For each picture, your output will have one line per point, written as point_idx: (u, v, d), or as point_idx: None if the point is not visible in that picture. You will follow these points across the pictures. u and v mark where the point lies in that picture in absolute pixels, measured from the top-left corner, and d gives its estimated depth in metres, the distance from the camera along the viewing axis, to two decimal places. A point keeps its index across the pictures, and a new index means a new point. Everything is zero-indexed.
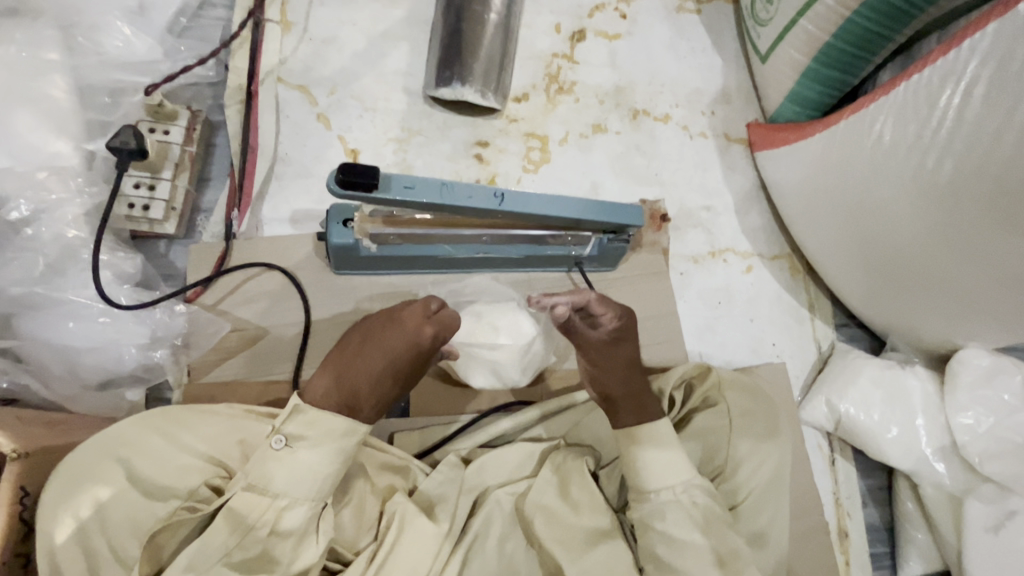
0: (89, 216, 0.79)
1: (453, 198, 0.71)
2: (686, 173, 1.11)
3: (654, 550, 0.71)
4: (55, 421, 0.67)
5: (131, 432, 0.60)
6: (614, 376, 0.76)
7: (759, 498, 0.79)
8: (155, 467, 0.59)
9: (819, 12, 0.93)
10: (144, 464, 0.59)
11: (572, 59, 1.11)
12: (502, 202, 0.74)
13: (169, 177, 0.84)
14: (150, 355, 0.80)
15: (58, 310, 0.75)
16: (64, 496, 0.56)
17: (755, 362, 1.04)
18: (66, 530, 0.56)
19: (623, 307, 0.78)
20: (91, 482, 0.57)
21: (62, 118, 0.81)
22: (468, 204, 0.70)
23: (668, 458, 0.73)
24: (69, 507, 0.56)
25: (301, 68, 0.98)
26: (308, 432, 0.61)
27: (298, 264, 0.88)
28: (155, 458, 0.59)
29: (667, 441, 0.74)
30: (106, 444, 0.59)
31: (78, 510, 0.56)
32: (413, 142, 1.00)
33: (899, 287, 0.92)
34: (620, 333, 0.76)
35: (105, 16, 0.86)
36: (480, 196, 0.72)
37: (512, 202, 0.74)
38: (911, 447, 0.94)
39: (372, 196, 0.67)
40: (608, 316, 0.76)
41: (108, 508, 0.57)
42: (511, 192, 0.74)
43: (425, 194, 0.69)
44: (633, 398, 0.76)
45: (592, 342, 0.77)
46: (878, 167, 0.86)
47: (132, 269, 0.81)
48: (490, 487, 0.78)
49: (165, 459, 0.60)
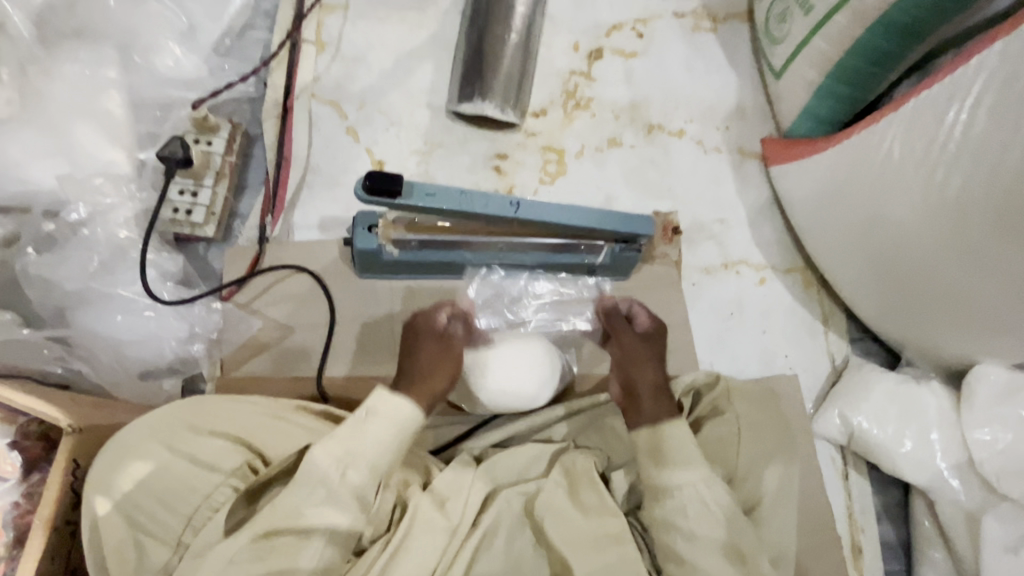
0: (139, 219, 0.86)
1: (470, 206, 0.75)
2: (700, 187, 1.13)
3: (672, 546, 0.73)
4: (101, 405, 0.72)
5: (182, 414, 0.66)
6: (638, 361, 0.82)
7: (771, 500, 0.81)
8: (182, 460, 0.64)
9: (832, 30, 0.96)
10: (193, 445, 0.64)
11: (589, 76, 1.16)
12: (517, 210, 0.78)
13: (210, 184, 0.91)
14: (188, 349, 0.85)
15: (107, 304, 0.81)
16: (111, 471, 0.61)
17: (766, 373, 1.05)
18: (113, 502, 0.61)
19: (658, 318, 0.88)
20: (126, 464, 0.62)
21: (116, 128, 0.88)
22: (485, 211, 0.75)
23: (671, 460, 0.75)
24: (107, 486, 0.61)
25: (332, 85, 1.04)
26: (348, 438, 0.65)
27: (325, 268, 0.94)
28: (202, 439, 0.65)
29: (684, 444, 0.76)
30: (158, 426, 0.64)
31: (113, 490, 0.61)
32: (435, 154, 1.05)
33: (912, 300, 0.93)
34: (653, 333, 0.86)
35: (159, 37, 0.94)
36: (497, 205, 0.77)
37: (527, 210, 0.79)
38: (925, 463, 0.93)
39: (396, 203, 0.71)
40: (642, 319, 0.87)
41: (155, 485, 0.62)
42: (527, 201, 0.79)
43: (445, 202, 0.74)
44: (656, 390, 0.80)
45: (624, 331, 0.86)
46: (889, 181, 0.87)
47: (174, 268, 0.87)
48: (501, 486, 0.82)
49: (191, 453, 0.64)
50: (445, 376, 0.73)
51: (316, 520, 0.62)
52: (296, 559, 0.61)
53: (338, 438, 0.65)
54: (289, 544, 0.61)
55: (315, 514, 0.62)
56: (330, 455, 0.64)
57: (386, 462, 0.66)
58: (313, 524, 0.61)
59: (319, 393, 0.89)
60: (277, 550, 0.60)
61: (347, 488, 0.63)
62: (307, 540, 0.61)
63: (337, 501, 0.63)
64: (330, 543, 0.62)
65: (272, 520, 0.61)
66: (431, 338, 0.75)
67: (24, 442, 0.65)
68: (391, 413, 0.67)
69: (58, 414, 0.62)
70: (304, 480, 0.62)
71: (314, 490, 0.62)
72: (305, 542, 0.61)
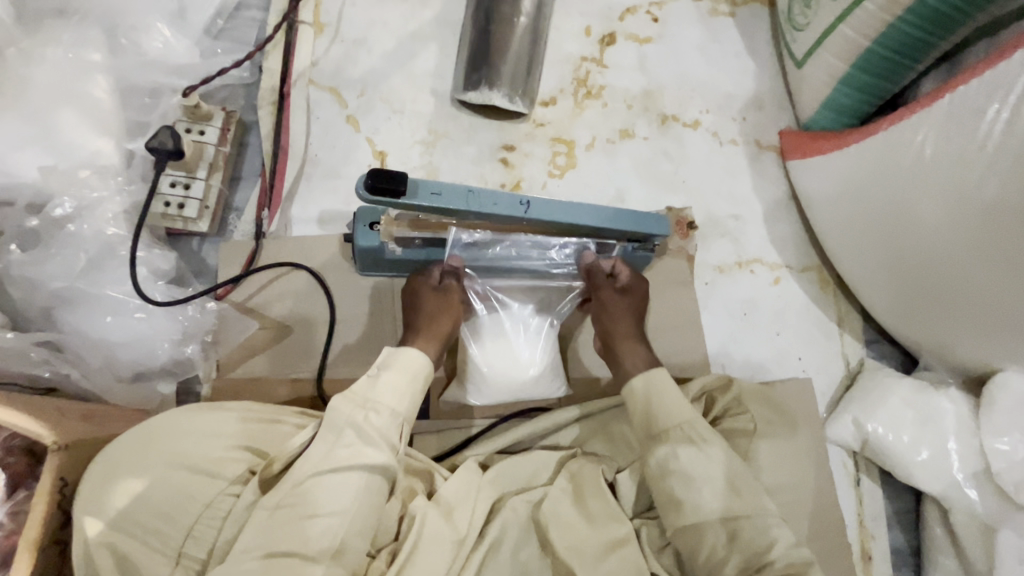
0: (128, 214, 0.81)
1: (479, 205, 0.71)
2: (715, 181, 1.09)
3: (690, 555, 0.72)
4: (90, 413, 0.68)
5: (178, 423, 0.64)
6: (616, 317, 0.86)
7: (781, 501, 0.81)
8: (175, 472, 0.61)
9: (861, 17, 0.90)
10: (189, 456, 0.62)
11: (601, 62, 1.10)
12: (527, 210, 0.74)
13: (203, 177, 0.86)
14: (181, 351, 0.81)
15: (95, 304, 0.77)
16: (102, 487, 0.58)
17: (779, 376, 1.02)
18: (107, 520, 0.57)
19: (637, 273, 0.90)
20: (119, 479, 0.59)
21: (103, 116, 0.83)
22: (494, 211, 0.71)
23: (683, 468, 0.73)
24: (100, 503, 0.57)
25: (331, 70, 0.99)
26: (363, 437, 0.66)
27: (324, 264, 0.90)
28: (199, 449, 0.63)
29: (676, 404, 0.78)
30: (154, 435, 0.62)
31: (107, 507, 0.57)
32: (439, 144, 1.00)
33: (938, 305, 0.89)
34: (633, 287, 0.88)
35: (147, 17, 0.88)
36: (506, 203, 0.73)
37: (538, 210, 0.74)
38: (941, 470, 0.91)
39: (400, 202, 0.67)
40: (622, 271, 0.88)
41: (153, 500, 0.59)
42: (538, 200, 0.75)
43: (452, 201, 0.70)
44: (630, 339, 0.85)
45: (606, 287, 0.86)
46: (918, 182, 0.83)
47: (166, 265, 0.83)
48: (507, 494, 0.79)
49: (184, 463, 0.62)
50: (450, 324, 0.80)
51: (351, 459, 0.64)
52: (339, 495, 0.63)
53: (354, 393, 0.69)
54: (324, 491, 0.62)
55: (347, 454, 0.65)
56: (350, 403, 0.68)
57: (406, 411, 0.70)
58: (348, 464, 0.64)
59: (318, 396, 0.85)
60: (324, 485, 0.63)
61: (372, 427, 0.67)
62: (346, 479, 0.63)
63: (368, 440, 0.66)
64: (370, 479, 0.65)
65: (310, 465, 0.63)
66: (430, 292, 0.81)
67: (7, 459, 0.61)
68: (403, 368, 0.72)
69: (43, 431, 0.57)
70: (331, 427, 0.65)
71: (342, 434, 0.65)
72: (345, 486, 0.63)
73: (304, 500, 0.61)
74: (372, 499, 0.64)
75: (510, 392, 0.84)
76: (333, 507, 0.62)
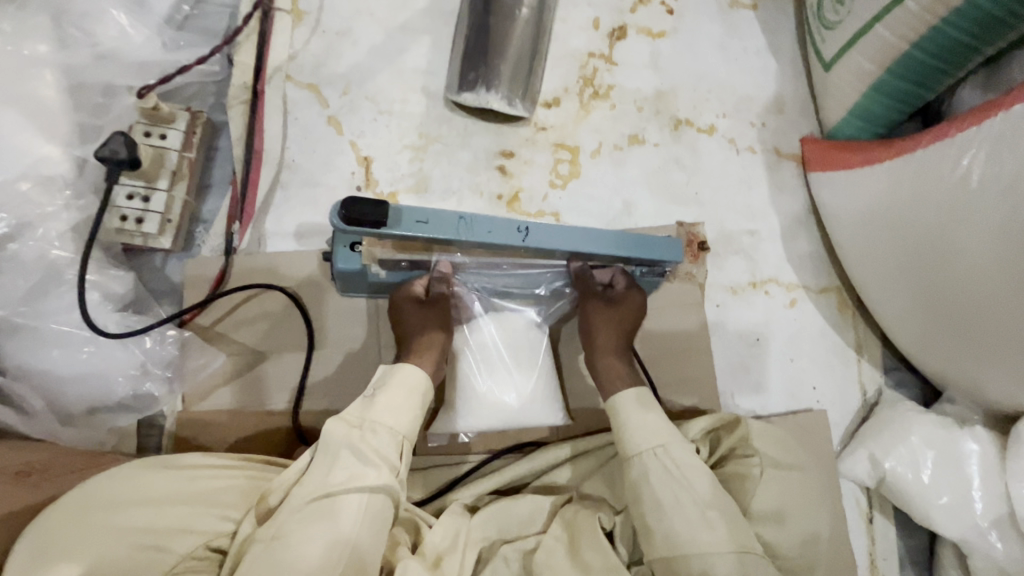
0: (76, 231, 0.74)
1: (470, 233, 0.64)
2: (729, 193, 1.00)
3: None
4: (27, 471, 0.62)
5: (127, 489, 0.58)
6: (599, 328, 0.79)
7: (798, 557, 0.71)
8: (118, 549, 0.54)
9: (899, 17, 0.81)
10: (138, 530, 0.56)
11: (610, 59, 1.00)
12: (526, 236, 0.66)
13: (164, 187, 0.78)
14: (139, 386, 0.75)
15: (39, 337, 0.71)
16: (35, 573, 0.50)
17: (792, 407, 0.96)
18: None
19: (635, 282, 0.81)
20: (58, 560, 0.51)
21: (50, 118, 0.74)
22: (488, 240, 0.63)
23: (681, 518, 0.66)
24: None
25: (311, 65, 0.89)
26: (349, 482, 0.61)
27: (302, 284, 0.82)
28: (149, 521, 0.57)
29: (656, 431, 0.72)
30: (95, 507, 0.55)
31: None
32: (431, 149, 0.91)
33: (975, 348, 0.80)
34: (624, 299, 0.79)
35: (99, 3, 0.78)
36: (502, 230, 0.65)
37: (538, 236, 0.67)
38: (962, 515, 0.84)
39: (383, 232, 0.61)
40: (614, 279, 0.80)
41: None
42: (537, 226, 0.66)
43: (441, 230, 0.63)
44: (610, 354, 0.79)
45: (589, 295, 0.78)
46: (960, 212, 0.74)
47: (122, 289, 0.77)
48: (496, 543, 0.73)
49: (132, 539, 0.55)
50: (441, 339, 0.73)
51: (352, 479, 0.61)
52: (338, 519, 0.59)
53: (349, 414, 0.65)
54: (322, 517, 0.58)
55: (346, 476, 0.61)
56: (345, 424, 0.64)
57: (405, 429, 0.67)
58: (347, 486, 0.60)
59: (293, 428, 0.78)
60: (323, 513, 0.59)
61: (370, 448, 0.63)
62: (345, 500, 0.60)
63: (366, 460, 0.62)
64: (371, 499, 0.61)
65: (310, 487, 0.60)
66: (415, 306, 0.74)
67: None
68: (398, 385, 0.68)
69: None
70: (328, 452, 0.62)
71: (340, 460, 0.62)
72: (345, 509, 0.59)
73: (301, 526, 0.57)
74: (372, 522, 0.60)
75: (508, 416, 0.77)
76: (330, 531, 0.58)
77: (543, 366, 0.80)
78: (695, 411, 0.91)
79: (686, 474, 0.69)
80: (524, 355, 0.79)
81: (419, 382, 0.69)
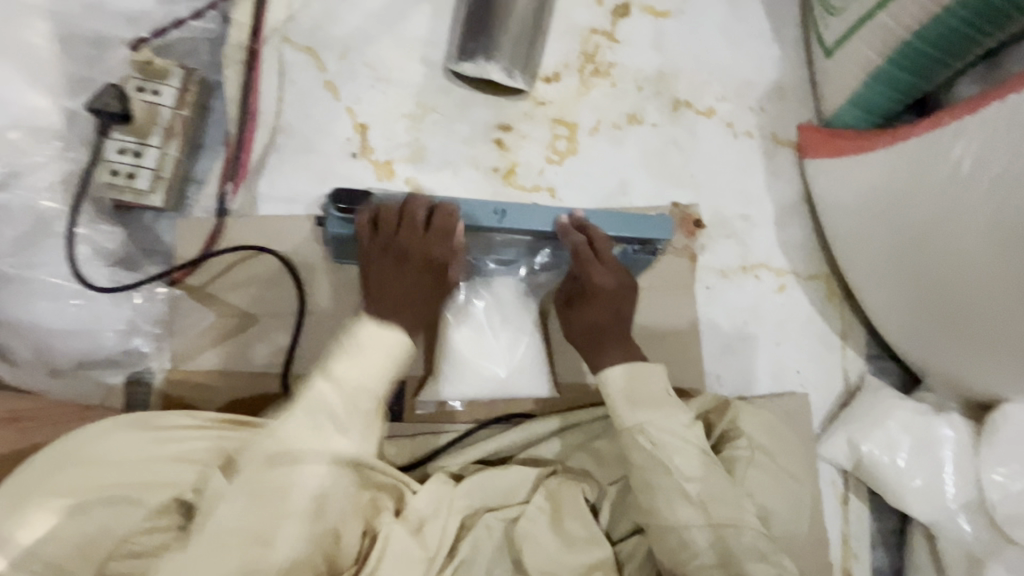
0: (67, 181, 0.74)
1: (450, 216, 0.72)
2: (725, 177, 1.01)
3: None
4: (18, 414, 0.62)
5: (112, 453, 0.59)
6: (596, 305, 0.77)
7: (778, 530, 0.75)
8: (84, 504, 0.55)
9: (902, 4, 0.81)
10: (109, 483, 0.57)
11: (612, 37, 1.00)
12: (502, 219, 0.73)
13: (157, 143, 0.77)
14: (128, 341, 0.76)
15: (27, 288, 0.71)
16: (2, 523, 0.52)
17: (776, 390, 0.97)
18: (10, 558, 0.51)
19: (574, 222, 0.74)
20: (28, 506, 0.53)
21: (41, 69, 0.74)
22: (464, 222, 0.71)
23: (662, 483, 0.69)
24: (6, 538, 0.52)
25: (310, 27, 0.88)
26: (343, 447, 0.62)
27: (294, 249, 0.82)
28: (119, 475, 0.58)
29: (657, 397, 0.73)
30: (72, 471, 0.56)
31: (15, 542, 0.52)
32: (428, 120, 0.90)
33: (956, 334, 0.81)
34: (580, 253, 0.74)
35: None
36: (480, 213, 0.73)
37: (513, 219, 0.73)
38: (934, 497, 0.87)
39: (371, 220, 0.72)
40: (569, 237, 0.73)
41: (63, 535, 0.54)
42: (513, 209, 0.74)
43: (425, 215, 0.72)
44: (614, 336, 0.77)
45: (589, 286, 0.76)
46: (954, 200, 0.75)
47: (111, 245, 0.77)
48: (479, 510, 0.74)
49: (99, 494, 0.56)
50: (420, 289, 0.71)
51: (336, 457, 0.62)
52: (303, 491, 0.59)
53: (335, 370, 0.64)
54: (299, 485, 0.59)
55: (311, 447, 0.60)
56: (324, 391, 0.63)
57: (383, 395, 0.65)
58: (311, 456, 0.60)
59: (282, 391, 0.79)
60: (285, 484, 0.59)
61: (361, 412, 0.64)
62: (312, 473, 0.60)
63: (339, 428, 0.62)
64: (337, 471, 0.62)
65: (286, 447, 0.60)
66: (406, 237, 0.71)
67: None
68: (380, 343, 0.65)
69: None
70: (316, 413, 0.62)
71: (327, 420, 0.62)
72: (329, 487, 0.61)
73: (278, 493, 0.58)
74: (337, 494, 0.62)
75: (497, 386, 0.82)
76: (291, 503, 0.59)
77: (531, 340, 0.83)
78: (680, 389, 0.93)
79: (665, 442, 0.71)
80: (512, 338, 0.82)
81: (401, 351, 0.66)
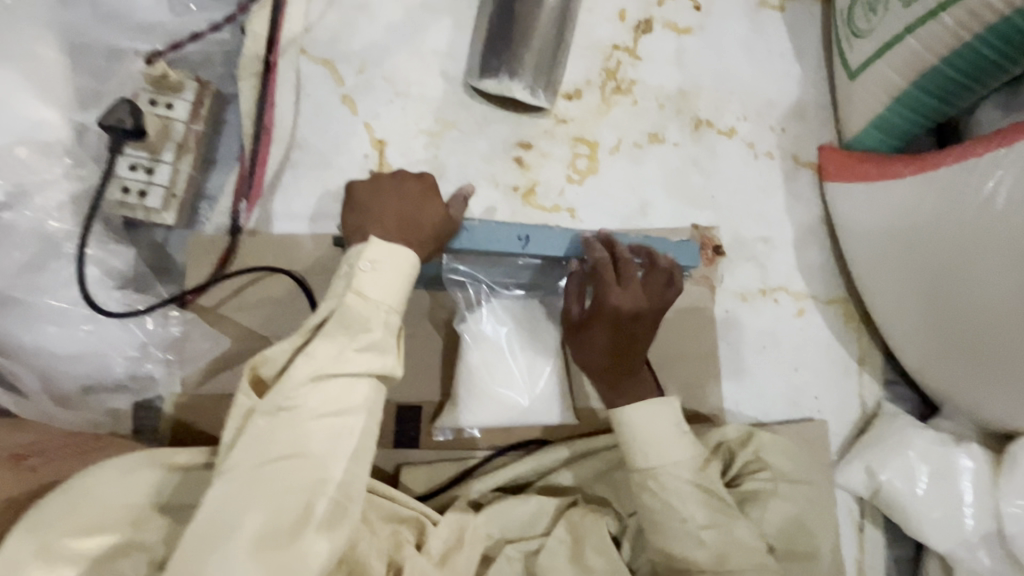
0: (75, 202, 0.72)
1: (473, 241, 0.72)
2: (745, 198, 0.99)
3: None
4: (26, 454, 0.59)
5: (94, 488, 0.54)
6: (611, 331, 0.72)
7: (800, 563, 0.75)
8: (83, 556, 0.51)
9: (932, 30, 0.79)
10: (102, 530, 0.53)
11: (634, 53, 0.98)
12: (526, 245, 0.73)
13: (169, 159, 0.75)
14: (139, 366, 0.74)
15: (35, 314, 0.69)
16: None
17: (794, 416, 0.96)
18: None
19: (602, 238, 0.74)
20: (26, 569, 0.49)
21: (49, 81, 0.71)
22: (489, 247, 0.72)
23: (685, 519, 0.68)
24: None
25: (327, 39, 0.86)
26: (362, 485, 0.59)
27: (310, 269, 0.80)
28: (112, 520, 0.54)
29: (667, 433, 0.71)
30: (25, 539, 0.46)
31: None
32: (447, 136, 0.88)
33: (975, 368, 0.81)
34: (602, 267, 0.72)
35: None
36: (504, 238, 0.73)
37: (536, 244, 0.74)
38: (954, 529, 0.85)
39: None
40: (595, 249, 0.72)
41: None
42: (536, 233, 0.74)
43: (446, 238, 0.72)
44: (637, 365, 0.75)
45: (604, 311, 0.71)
46: (980, 233, 0.74)
47: (122, 266, 0.75)
48: (499, 540, 0.73)
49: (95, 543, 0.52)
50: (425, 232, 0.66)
51: (335, 402, 0.55)
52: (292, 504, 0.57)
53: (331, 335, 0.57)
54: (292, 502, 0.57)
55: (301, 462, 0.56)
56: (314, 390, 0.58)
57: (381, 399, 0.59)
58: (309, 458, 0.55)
59: None
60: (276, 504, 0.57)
61: None
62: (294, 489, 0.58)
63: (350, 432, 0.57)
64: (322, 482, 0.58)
65: (274, 399, 0.54)
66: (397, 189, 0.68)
67: None
68: (390, 269, 0.61)
69: None
70: (343, 324, 0.58)
71: (357, 333, 0.58)
72: (326, 447, 0.54)
73: None
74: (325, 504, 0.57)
75: (516, 414, 0.77)
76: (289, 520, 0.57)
77: (553, 366, 0.79)
78: (698, 415, 0.92)
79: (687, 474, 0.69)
80: (532, 363, 0.78)
81: (408, 265, 0.62)
